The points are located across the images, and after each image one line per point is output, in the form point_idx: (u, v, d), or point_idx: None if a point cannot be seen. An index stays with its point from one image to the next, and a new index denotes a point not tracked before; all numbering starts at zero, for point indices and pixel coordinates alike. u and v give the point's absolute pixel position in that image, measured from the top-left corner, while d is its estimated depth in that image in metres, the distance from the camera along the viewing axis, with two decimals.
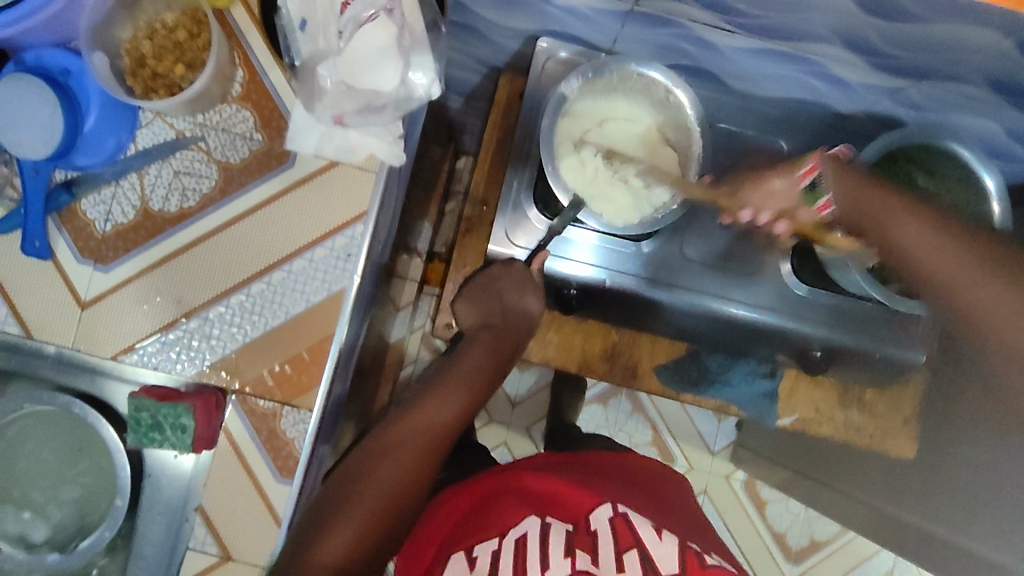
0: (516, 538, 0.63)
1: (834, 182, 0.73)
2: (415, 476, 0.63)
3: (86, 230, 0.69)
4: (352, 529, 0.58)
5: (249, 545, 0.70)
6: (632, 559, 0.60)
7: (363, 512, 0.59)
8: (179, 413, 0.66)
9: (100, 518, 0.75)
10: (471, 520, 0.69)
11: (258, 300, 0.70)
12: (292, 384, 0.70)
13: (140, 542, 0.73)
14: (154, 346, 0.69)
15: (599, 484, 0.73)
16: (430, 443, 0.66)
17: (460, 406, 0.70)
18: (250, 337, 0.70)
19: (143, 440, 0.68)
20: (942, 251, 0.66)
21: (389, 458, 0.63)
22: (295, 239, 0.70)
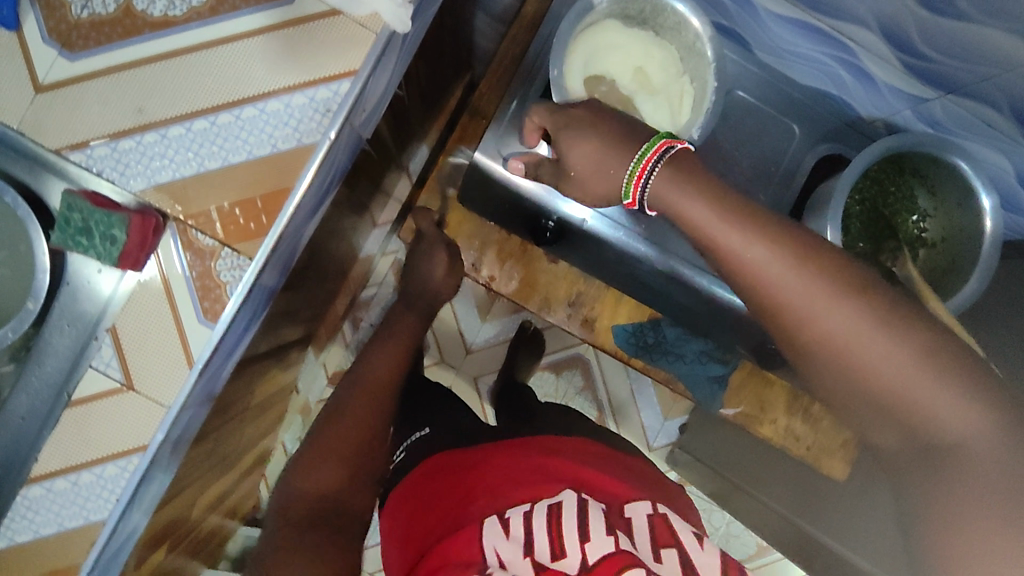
0: (550, 504, 0.56)
1: (682, 176, 0.54)
2: (360, 466, 0.69)
3: (60, 11, 0.64)
4: (336, 475, 0.67)
5: (156, 378, 0.66)
6: (673, 554, 0.52)
7: (293, 540, 0.60)
8: (105, 224, 0.64)
9: (9, 315, 0.71)
10: (479, 483, 0.63)
11: (223, 132, 0.66)
12: (238, 229, 0.66)
13: (41, 354, 0.70)
14: (103, 150, 0.65)
15: (625, 475, 0.67)
16: (355, 440, 0.69)
17: (395, 359, 0.79)
18: (206, 167, 0.66)
19: (68, 241, 0.65)
20: (790, 278, 0.47)
21: (314, 467, 0.67)
22: (275, 80, 0.66)
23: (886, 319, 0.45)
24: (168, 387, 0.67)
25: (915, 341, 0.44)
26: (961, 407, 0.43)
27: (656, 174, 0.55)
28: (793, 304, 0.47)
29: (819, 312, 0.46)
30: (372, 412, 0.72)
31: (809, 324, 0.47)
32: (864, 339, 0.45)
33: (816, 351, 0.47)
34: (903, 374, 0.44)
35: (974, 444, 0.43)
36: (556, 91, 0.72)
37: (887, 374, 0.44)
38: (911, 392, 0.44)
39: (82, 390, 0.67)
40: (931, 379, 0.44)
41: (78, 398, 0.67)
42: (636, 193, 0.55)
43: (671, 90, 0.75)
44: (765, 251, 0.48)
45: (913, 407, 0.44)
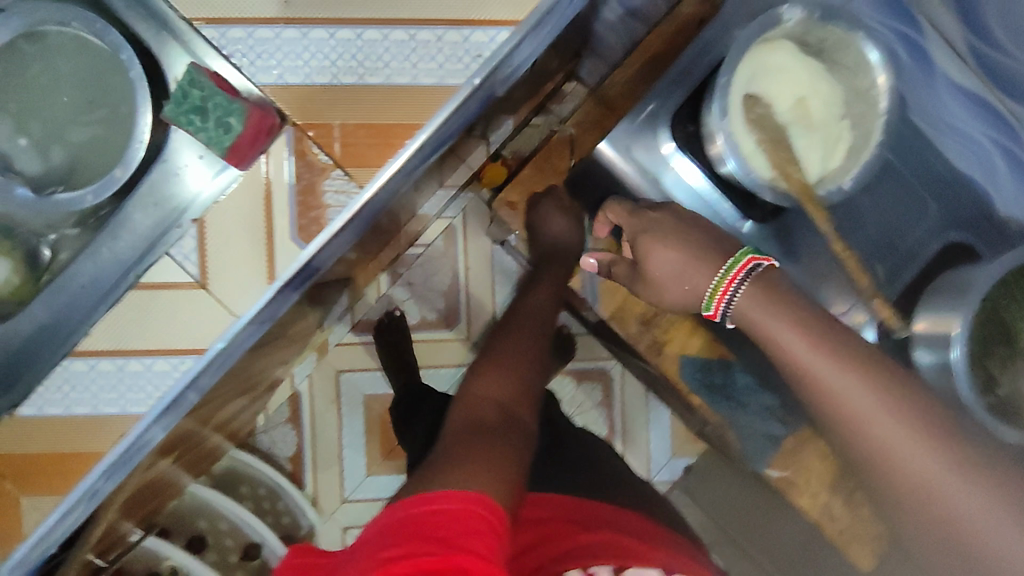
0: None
1: (766, 294, 0.58)
2: (523, 380, 0.65)
3: None
4: (507, 385, 0.63)
5: (232, 284, 0.67)
6: None
7: (472, 440, 0.54)
8: (233, 116, 0.59)
9: (94, 175, 0.66)
10: (563, 532, 0.63)
11: (366, 48, 0.61)
12: (356, 153, 0.65)
13: (110, 229, 0.64)
14: (239, 33, 0.61)
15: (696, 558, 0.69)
16: (522, 381, 0.64)
17: (550, 293, 0.78)
18: (340, 81, 0.62)
19: (178, 116, 0.58)
20: (878, 416, 0.53)
21: (484, 386, 0.62)
22: (433, 8, 0.61)
23: (960, 458, 0.52)
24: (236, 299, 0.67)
25: (970, 472, 0.52)
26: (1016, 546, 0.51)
27: (739, 295, 0.59)
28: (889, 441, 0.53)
29: (909, 455, 0.53)
30: (528, 353, 0.70)
31: (884, 453, 0.53)
32: (926, 474, 0.52)
33: (899, 482, 0.53)
34: (968, 503, 0.51)
35: None
36: (722, 138, 0.66)
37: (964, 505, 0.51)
38: (984, 531, 0.51)
39: (152, 276, 0.66)
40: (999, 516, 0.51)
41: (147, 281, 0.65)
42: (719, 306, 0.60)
43: (829, 130, 0.69)
44: (872, 396, 0.53)
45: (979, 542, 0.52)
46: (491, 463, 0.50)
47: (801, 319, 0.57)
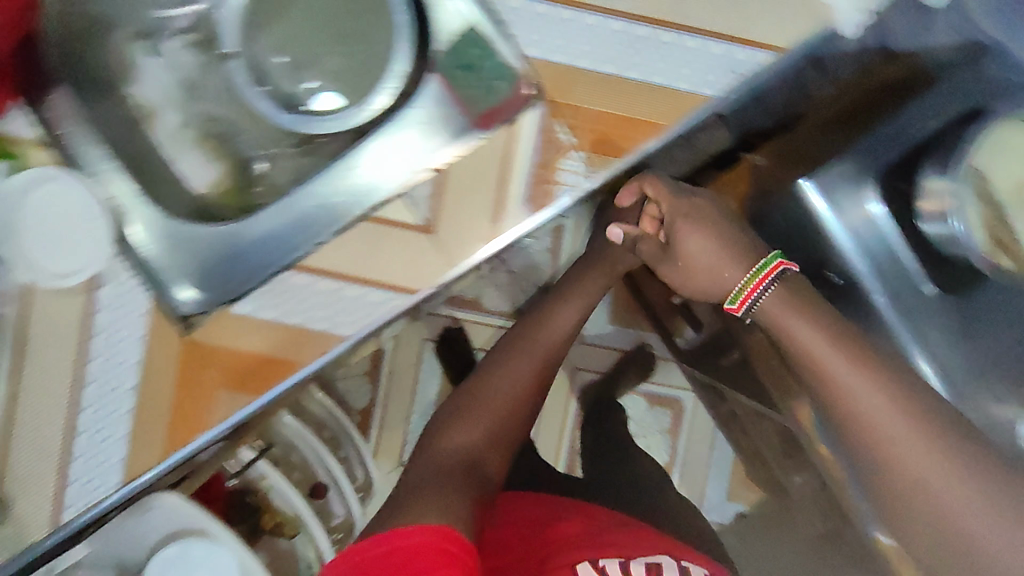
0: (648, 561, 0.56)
1: (787, 294, 0.55)
2: (502, 429, 0.62)
3: None
4: (475, 434, 0.60)
5: (463, 231, 0.67)
6: None
7: (482, 418, 0.62)
8: (503, 77, 0.63)
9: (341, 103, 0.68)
10: (545, 532, 0.60)
11: (633, 43, 0.63)
12: (603, 139, 0.65)
13: (367, 148, 0.63)
14: (517, 3, 0.62)
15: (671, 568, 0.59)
16: (509, 409, 0.63)
17: (566, 338, 0.69)
18: (602, 68, 0.63)
19: (449, 67, 0.63)
20: (893, 419, 0.47)
21: (503, 376, 0.65)
22: (705, 19, 0.63)
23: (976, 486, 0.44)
24: (458, 246, 0.67)
25: (991, 478, 0.44)
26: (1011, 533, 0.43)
27: (770, 291, 0.55)
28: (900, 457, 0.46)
29: (901, 437, 0.46)
30: (517, 391, 0.64)
31: (920, 481, 0.45)
32: (945, 487, 0.45)
33: (923, 509, 0.45)
34: (996, 538, 0.43)
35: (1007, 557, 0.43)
36: None
37: (980, 533, 0.43)
38: (968, 521, 0.44)
39: (383, 212, 0.65)
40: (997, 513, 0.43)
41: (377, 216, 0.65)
42: (750, 296, 0.56)
43: None
44: (887, 405, 0.47)
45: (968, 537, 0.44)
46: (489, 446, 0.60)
47: (830, 331, 0.52)
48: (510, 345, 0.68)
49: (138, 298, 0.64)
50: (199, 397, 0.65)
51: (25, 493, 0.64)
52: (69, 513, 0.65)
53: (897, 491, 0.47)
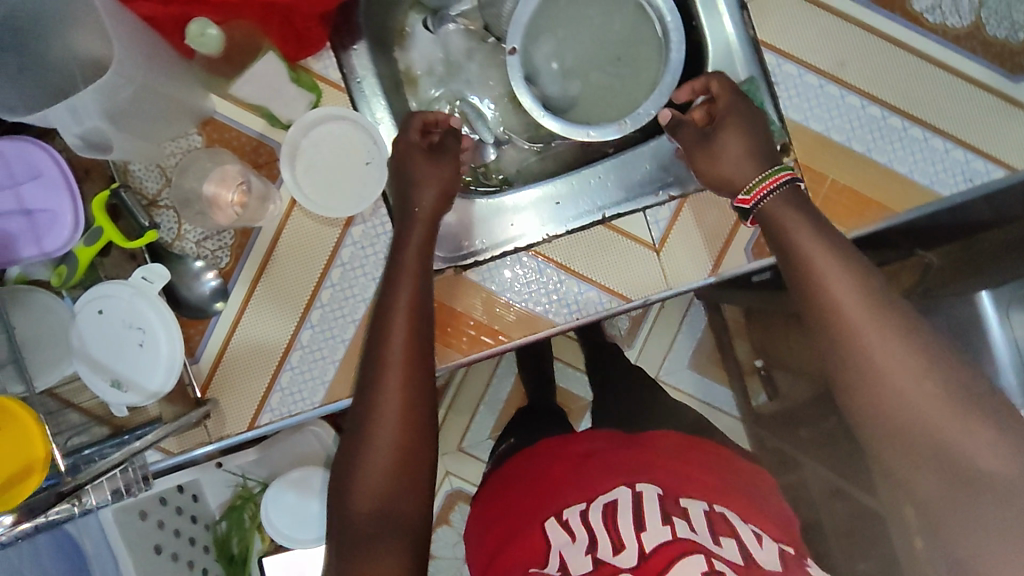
0: (606, 502, 0.53)
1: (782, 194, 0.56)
2: (409, 399, 0.53)
3: None
4: (383, 466, 0.51)
5: (686, 263, 0.70)
6: (733, 544, 0.49)
7: (376, 450, 0.51)
8: (771, 135, 0.67)
9: (593, 119, 0.75)
10: (536, 501, 0.57)
11: (883, 130, 0.68)
12: (834, 206, 0.69)
13: (619, 162, 0.73)
14: (788, 69, 0.68)
15: (666, 468, 0.57)
16: (406, 383, 0.53)
17: (414, 301, 0.57)
18: (848, 144, 0.68)
19: None
20: (855, 300, 0.47)
21: (372, 393, 0.53)
22: (952, 124, 0.68)
23: (929, 357, 0.44)
24: (680, 273, 0.70)
25: (937, 364, 0.44)
26: (999, 450, 0.41)
27: (773, 193, 0.56)
28: (899, 390, 0.44)
29: (871, 341, 0.46)
30: (410, 340, 0.55)
31: (914, 405, 0.44)
32: (915, 386, 0.44)
33: (896, 423, 0.44)
34: (989, 454, 0.41)
35: (1002, 476, 0.41)
36: None
37: (963, 442, 0.42)
38: (984, 458, 0.42)
39: (621, 221, 0.71)
40: (959, 411, 0.43)
41: (613, 225, 0.70)
42: (760, 192, 0.57)
43: None
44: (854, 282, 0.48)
45: (962, 455, 0.42)
46: (390, 474, 0.51)
47: (831, 248, 0.51)
48: (392, 279, 0.59)
49: (385, 243, 0.70)
50: None
51: (236, 390, 0.70)
52: (266, 418, 0.70)
53: (896, 441, 0.45)
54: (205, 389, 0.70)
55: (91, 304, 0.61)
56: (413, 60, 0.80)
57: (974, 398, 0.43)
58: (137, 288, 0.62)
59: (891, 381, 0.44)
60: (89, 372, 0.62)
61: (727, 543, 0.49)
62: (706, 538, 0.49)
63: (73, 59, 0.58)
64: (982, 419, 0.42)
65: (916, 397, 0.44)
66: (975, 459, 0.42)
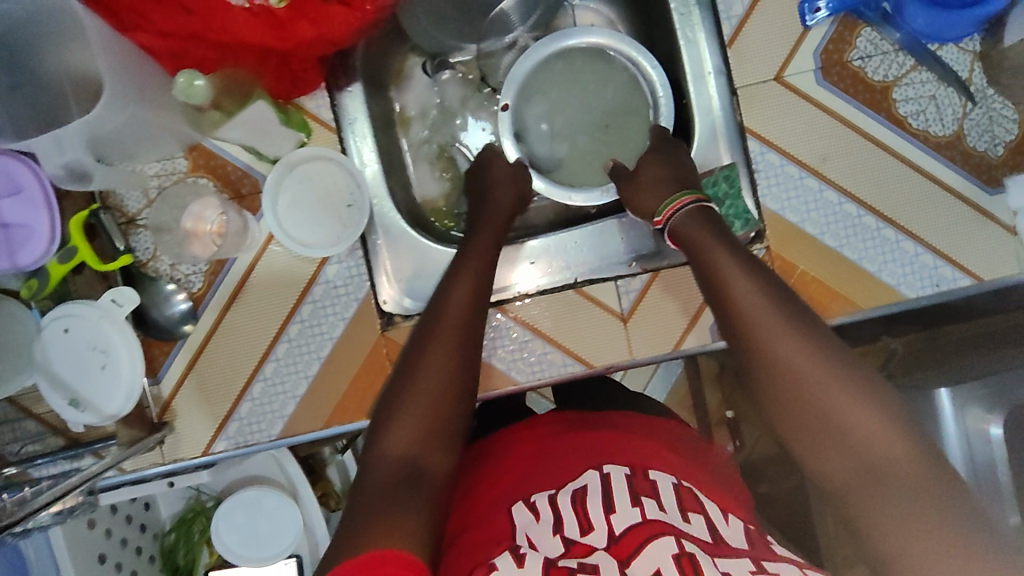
0: (575, 487, 0.50)
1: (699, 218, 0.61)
2: (452, 368, 0.54)
3: (845, 46, 0.69)
4: (414, 421, 0.50)
5: (651, 337, 0.71)
6: (702, 518, 0.48)
7: (412, 410, 0.51)
8: (745, 222, 0.69)
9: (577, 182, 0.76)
10: (515, 474, 0.55)
11: (856, 226, 0.69)
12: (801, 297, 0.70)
13: (598, 229, 0.74)
14: (771, 157, 0.69)
15: (645, 446, 0.57)
16: (451, 350, 0.55)
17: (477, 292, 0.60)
18: (822, 237, 0.70)
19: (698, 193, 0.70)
20: (764, 309, 0.49)
21: (423, 358, 0.54)
22: (924, 229, 0.69)
23: (836, 361, 0.45)
24: (643, 346, 0.71)
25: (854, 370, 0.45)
26: (888, 431, 0.42)
27: (682, 211, 0.62)
28: (804, 383, 0.45)
29: (786, 351, 0.47)
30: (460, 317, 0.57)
31: (824, 405, 0.44)
32: (825, 388, 0.45)
33: (809, 426, 0.45)
34: (887, 440, 0.42)
35: (903, 465, 0.41)
36: None
37: (855, 420, 0.43)
38: (887, 447, 0.42)
39: (592, 288, 0.72)
40: (863, 400, 0.44)
41: (584, 290, 0.71)
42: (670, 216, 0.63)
43: None
44: (761, 294, 0.50)
45: (864, 432, 0.43)
46: (419, 427, 0.50)
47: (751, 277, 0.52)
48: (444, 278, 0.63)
49: (358, 285, 0.71)
50: (369, 388, 0.71)
51: (193, 415, 0.70)
52: (221, 446, 0.70)
53: (813, 439, 0.45)
54: (164, 412, 0.70)
55: (57, 323, 0.62)
56: (409, 101, 0.81)
57: (875, 390, 0.44)
58: (105, 310, 0.62)
59: (805, 382, 0.45)
60: (48, 388, 0.63)
61: (694, 523, 0.48)
62: (677, 516, 0.48)
63: (62, 74, 0.57)
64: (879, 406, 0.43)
65: (826, 388, 0.45)
66: (876, 449, 0.42)
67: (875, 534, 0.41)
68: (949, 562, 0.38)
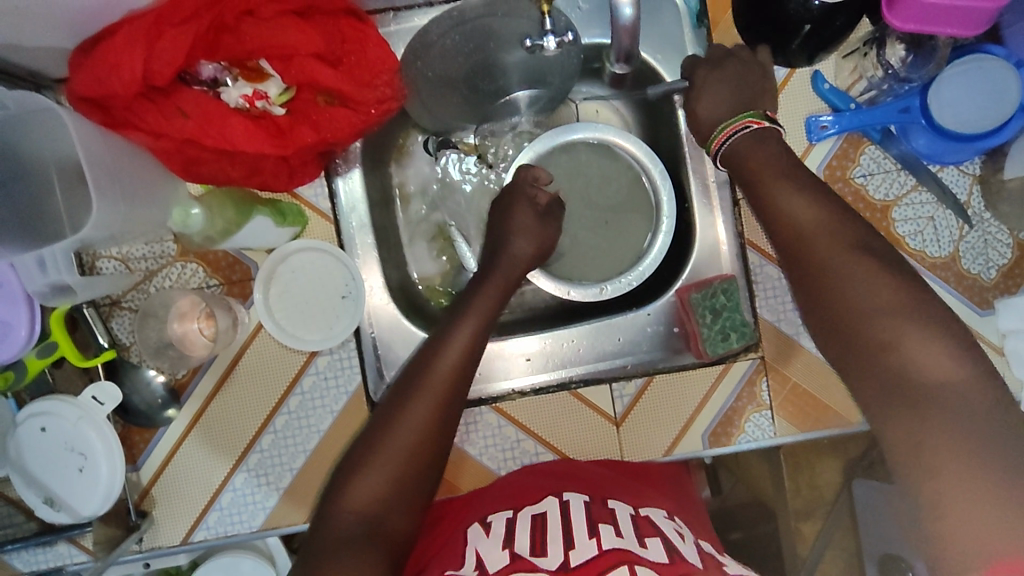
0: (535, 515, 0.56)
1: (763, 146, 0.59)
2: (436, 423, 0.55)
3: (849, 163, 0.70)
4: (374, 474, 0.51)
5: (644, 441, 0.70)
6: (657, 542, 0.51)
7: (387, 459, 0.52)
8: (742, 335, 0.69)
9: (577, 276, 0.75)
10: (491, 509, 0.60)
11: None
12: (795, 412, 0.70)
13: (597, 328, 0.73)
14: (771, 271, 0.70)
15: (607, 487, 0.62)
16: (433, 395, 0.56)
17: (463, 351, 0.59)
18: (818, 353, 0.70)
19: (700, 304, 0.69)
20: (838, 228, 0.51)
21: (400, 412, 0.54)
22: None
23: (900, 291, 0.46)
24: (636, 451, 0.70)
25: (914, 296, 0.46)
26: (953, 368, 0.43)
27: (742, 133, 0.60)
28: (864, 311, 0.46)
29: (860, 291, 0.47)
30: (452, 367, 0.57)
31: (892, 340, 0.45)
32: (880, 302, 0.46)
33: (870, 362, 0.45)
34: (946, 372, 0.43)
35: (958, 402, 0.42)
36: None
37: (922, 368, 0.43)
38: (946, 385, 0.42)
39: (586, 390, 0.71)
40: (923, 330, 0.44)
41: (580, 393, 0.71)
42: (724, 140, 0.61)
43: None
44: (823, 214, 0.52)
45: (920, 374, 0.43)
46: (394, 469, 0.52)
47: (831, 213, 0.52)
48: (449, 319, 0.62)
49: (349, 378, 0.69)
50: None
51: (172, 503, 0.68)
52: (200, 536, 0.69)
53: (874, 381, 0.45)
54: (141, 501, 0.68)
55: (34, 421, 0.60)
56: (409, 176, 0.79)
57: (937, 322, 0.45)
58: (85, 409, 0.61)
59: (868, 313, 0.46)
60: (21, 484, 0.61)
61: (649, 549, 0.49)
62: (633, 543, 0.49)
63: (51, 160, 0.55)
64: (934, 334, 0.44)
65: (889, 319, 0.45)
66: (930, 369, 0.43)
67: (918, 480, 0.41)
68: (989, 531, 0.38)
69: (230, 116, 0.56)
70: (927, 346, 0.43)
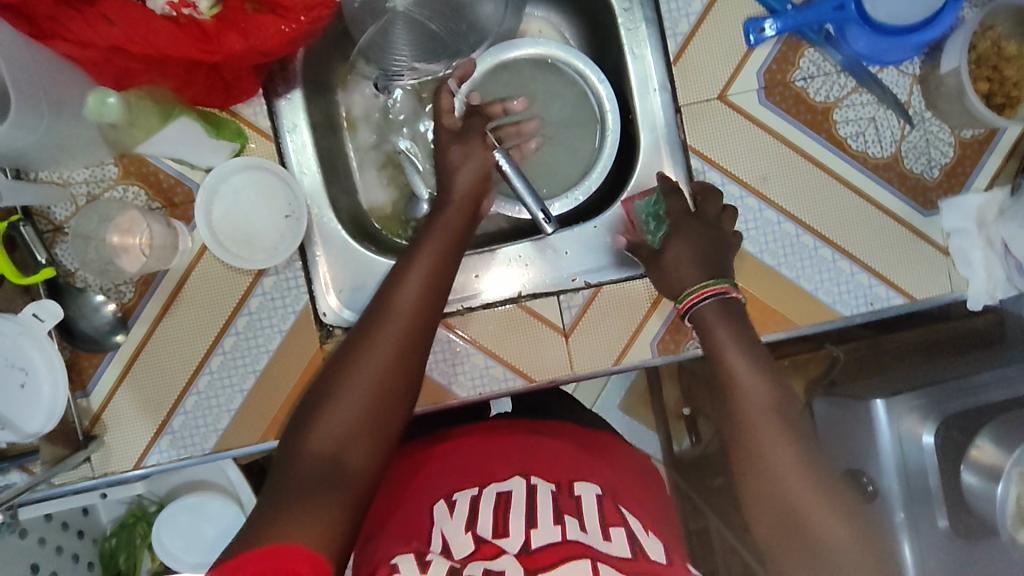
0: (499, 492, 0.56)
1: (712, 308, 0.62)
2: (404, 356, 0.54)
3: (789, 66, 0.70)
4: (346, 407, 0.50)
5: (593, 351, 0.71)
6: (620, 531, 0.52)
7: (353, 390, 0.51)
8: None
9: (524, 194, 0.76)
10: (453, 471, 0.61)
11: (794, 245, 0.70)
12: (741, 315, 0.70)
13: (545, 243, 0.73)
14: (714, 177, 0.70)
15: (569, 461, 0.62)
16: (402, 332, 0.54)
17: (427, 284, 0.57)
18: (761, 257, 0.70)
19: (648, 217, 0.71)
20: (765, 407, 0.54)
21: (367, 346, 0.53)
22: (861, 249, 0.71)
23: (815, 468, 0.51)
24: (586, 360, 0.71)
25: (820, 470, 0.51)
26: (846, 535, 0.48)
27: (713, 298, 0.62)
28: (776, 471, 0.51)
29: (774, 462, 0.51)
30: (416, 304, 0.56)
31: (795, 506, 0.49)
32: (795, 471, 0.51)
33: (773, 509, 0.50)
34: (847, 545, 0.48)
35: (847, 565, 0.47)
36: None
37: (821, 528, 0.49)
38: (837, 544, 0.48)
39: (534, 303, 0.71)
40: (830, 510, 0.49)
41: (529, 306, 0.71)
42: (691, 301, 0.62)
43: None
44: (762, 387, 0.55)
45: (818, 533, 0.48)
46: (366, 400, 0.51)
47: (763, 376, 0.56)
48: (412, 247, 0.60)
49: (297, 297, 0.69)
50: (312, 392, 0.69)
51: (124, 431, 0.69)
52: (153, 459, 0.69)
53: (773, 530, 0.50)
54: (92, 426, 0.69)
55: None
56: (355, 103, 0.79)
57: (831, 488, 0.50)
58: (25, 326, 0.60)
59: (784, 489, 0.50)
60: None
61: (612, 541, 0.50)
62: (596, 535, 0.51)
63: None
64: (834, 507, 0.49)
65: (796, 492, 0.50)
66: (835, 551, 0.48)
67: None
68: None
69: (154, 17, 0.56)
70: (828, 522, 0.49)
